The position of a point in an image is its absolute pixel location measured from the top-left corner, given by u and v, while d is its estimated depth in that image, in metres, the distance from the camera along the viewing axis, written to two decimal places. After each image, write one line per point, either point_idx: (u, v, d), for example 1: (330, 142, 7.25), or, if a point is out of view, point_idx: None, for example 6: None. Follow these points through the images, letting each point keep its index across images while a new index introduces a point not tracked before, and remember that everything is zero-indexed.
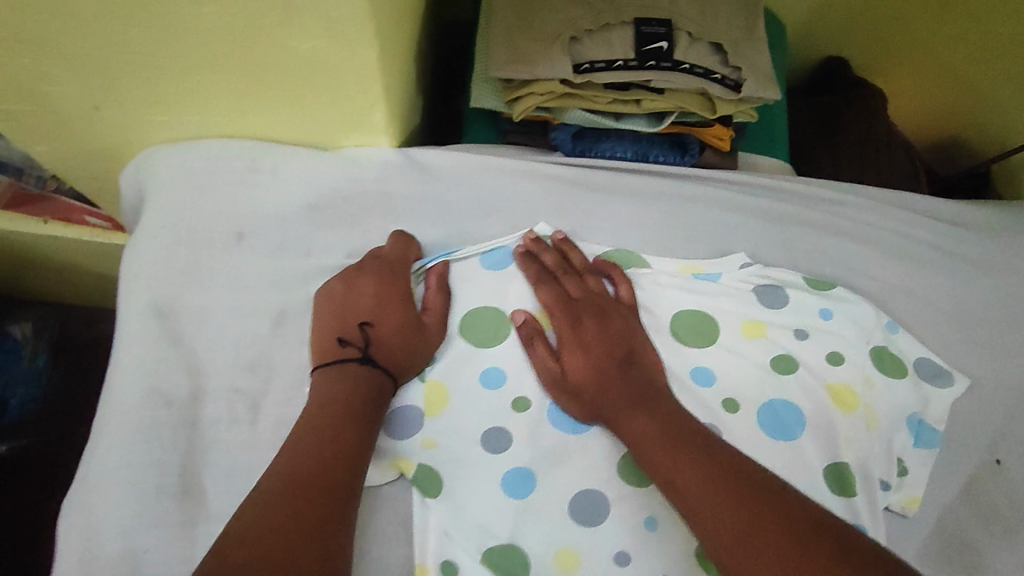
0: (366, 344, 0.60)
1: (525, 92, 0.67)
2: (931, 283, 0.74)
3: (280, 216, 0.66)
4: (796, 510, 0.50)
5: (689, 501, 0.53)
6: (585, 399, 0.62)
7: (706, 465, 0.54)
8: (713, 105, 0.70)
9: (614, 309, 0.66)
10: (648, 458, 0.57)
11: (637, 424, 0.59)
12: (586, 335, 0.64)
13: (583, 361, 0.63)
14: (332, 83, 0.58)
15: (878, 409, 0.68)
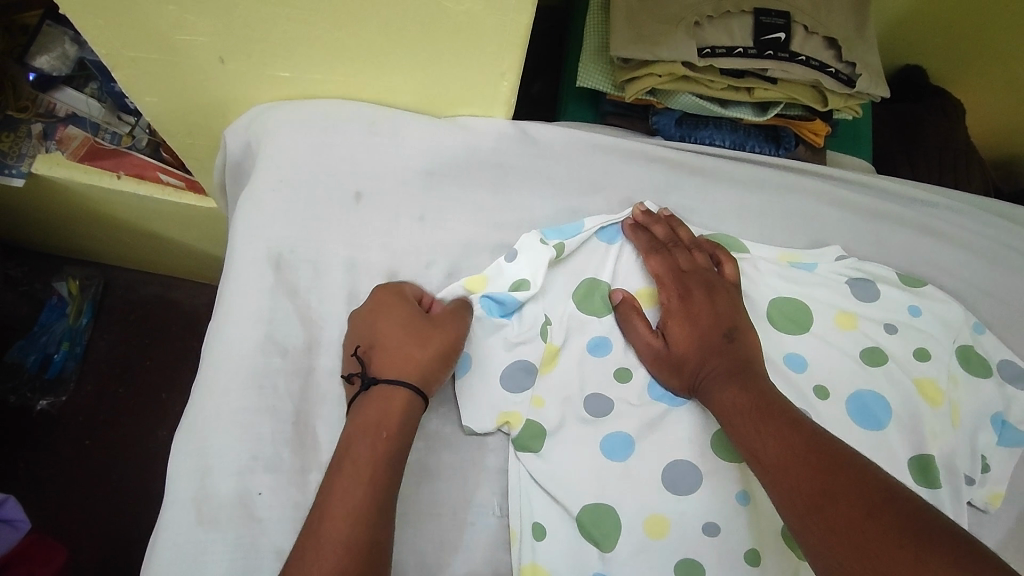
0: (366, 367, 0.57)
1: (643, 73, 0.69)
2: (1015, 286, 0.75)
3: (400, 177, 0.67)
4: (877, 487, 0.49)
5: (771, 471, 0.54)
6: (679, 369, 0.63)
7: (795, 438, 0.54)
8: (824, 97, 0.72)
9: (718, 286, 0.66)
10: (736, 427, 0.58)
11: (728, 394, 0.59)
12: (689, 307, 0.65)
13: (682, 333, 0.64)
14: (474, 46, 0.60)
15: (963, 405, 0.68)
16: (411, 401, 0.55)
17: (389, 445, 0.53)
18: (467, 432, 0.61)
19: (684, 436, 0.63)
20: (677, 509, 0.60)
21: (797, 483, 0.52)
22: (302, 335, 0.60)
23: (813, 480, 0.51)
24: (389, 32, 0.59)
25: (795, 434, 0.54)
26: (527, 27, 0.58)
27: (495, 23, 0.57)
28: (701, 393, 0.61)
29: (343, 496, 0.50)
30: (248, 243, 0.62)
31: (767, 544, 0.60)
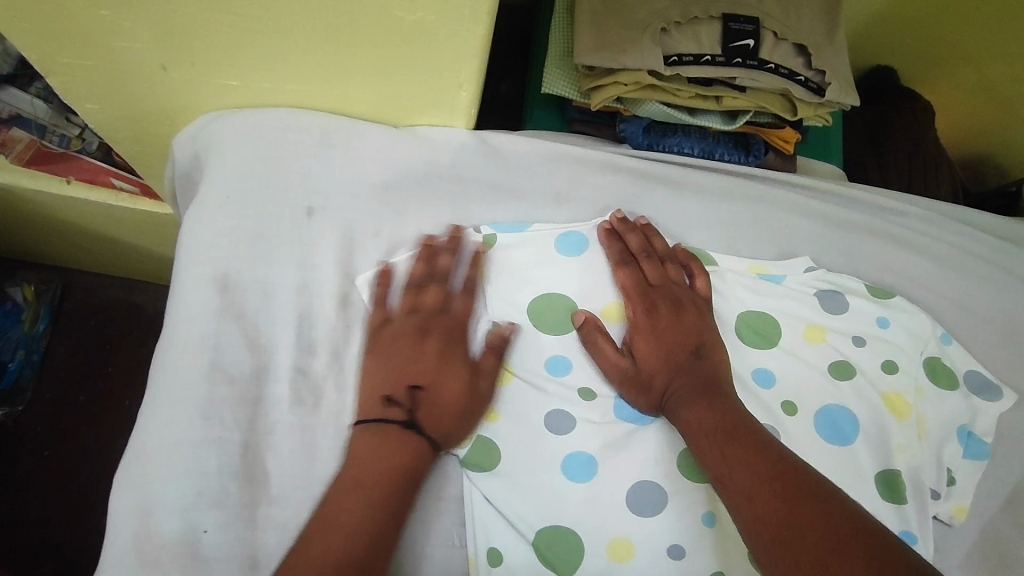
0: (411, 407, 0.56)
1: (609, 81, 0.66)
2: (981, 296, 0.74)
3: (355, 191, 0.64)
4: (847, 521, 0.48)
5: (737, 498, 0.52)
6: (643, 385, 0.61)
7: (763, 464, 0.53)
8: (793, 106, 0.70)
9: (686, 301, 0.65)
10: (701, 446, 0.56)
11: (693, 414, 0.58)
12: (656, 322, 0.63)
13: (648, 349, 0.63)
14: (428, 55, 0.57)
15: (930, 418, 0.67)
16: (426, 454, 0.55)
17: (414, 466, 0.54)
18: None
19: (650, 456, 0.61)
20: (643, 532, 0.58)
21: (763, 510, 0.50)
22: (250, 360, 0.57)
23: (781, 510, 0.50)
24: (337, 40, 0.56)
25: (763, 458, 0.53)
26: (483, 38, 0.55)
27: (448, 34, 0.55)
28: (666, 411, 0.60)
29: (385, 464, 0.53)
30: (194, 263, 0.59)
31: (733, 565, 0.59)
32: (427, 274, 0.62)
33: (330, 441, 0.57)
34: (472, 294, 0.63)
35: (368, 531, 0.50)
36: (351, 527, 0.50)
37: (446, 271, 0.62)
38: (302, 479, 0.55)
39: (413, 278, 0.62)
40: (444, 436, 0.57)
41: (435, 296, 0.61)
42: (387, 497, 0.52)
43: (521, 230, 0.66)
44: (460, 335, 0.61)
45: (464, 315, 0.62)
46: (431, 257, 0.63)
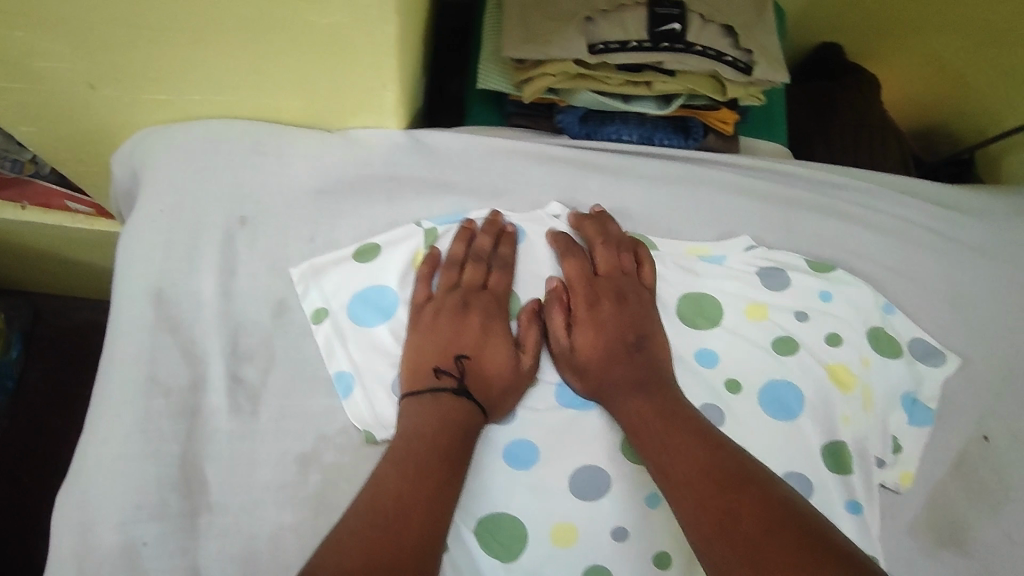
0: (461, 375, 0.59)
1: (537, 72, 0.66)
2: (926, 264, 0.73)
3: (288, 198, 0.63)
4: (783, 507, 0.49)
5: (675, 488, 0.53)
6: (584, 378, 0.62)
7: (703, 454, 0.54)
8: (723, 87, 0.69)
9: (630, 293, 0.65)
10: (642, 438, 0.57)
11: (635, 408, 0.59)
12: (600, 317, 0.64)
13: (591, 342, 0.63)
14: (345, 57, 0.57)
15: (875, 388, 0.68)
16: (476, 414, 0.57)
17: (467, 428, 0.56)
18: (366, 442, 0.59)
19: (592, 442, 0.61)
20: (586, 517, 0.59)
21: (699, 498, 0.51)
22: (186, 373, 0.58)
23: (718, 497, 0.51)
24: (255, 49, 0.57)
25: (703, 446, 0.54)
26: (395, 37, 0.55)
27: (364, 34, 0.55)
28: (607, 404, 0.61)
29: (443, 422, 0.56)
30: (128, 280, 0.60)
31: (676, 547, 0.60)
32: (469, 252, 0.64)
33: (270, 447, 0.57)
34: (508, 271, 0.63)
35: (435, 467, 0.53)
36: (425, 465, 0.53)
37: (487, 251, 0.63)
38: (242, 486, 0.56)
39: (450, 257, 0.63)
40: (507, 393, 0.59)
41: (475, 272, 0.62)
42: (449, 446, 0.54)
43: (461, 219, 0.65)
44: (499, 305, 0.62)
45: (504, 290, 0.63)
46: (471, 239, 0.64)
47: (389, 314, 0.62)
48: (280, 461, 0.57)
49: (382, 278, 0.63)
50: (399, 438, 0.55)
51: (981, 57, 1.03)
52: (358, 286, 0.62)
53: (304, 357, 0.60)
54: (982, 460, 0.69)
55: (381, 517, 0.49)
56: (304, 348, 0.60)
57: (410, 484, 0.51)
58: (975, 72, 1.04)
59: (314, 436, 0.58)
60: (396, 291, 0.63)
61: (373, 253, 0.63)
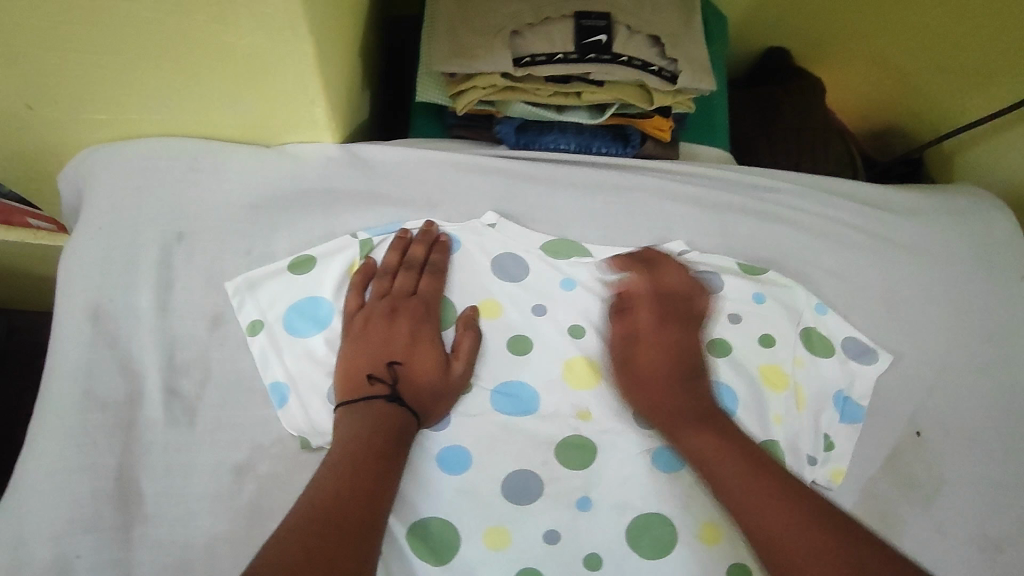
0: (393, 382, 0.60)
1: (467, 86, 0.68)
2: (860, 264, 0.75)
3: (226, 213, 0.65)
4: (821, 532, 0.54)
5: (760, 524, 0.56)
6: (651, 412, 0.65)
7: (745, 488, 0.58)
8: (650, 96, 0.70)
9: (660, 326, 0.69)
10: (711, 471, 0.60)
11: (696, 438, 0.62)
12: (628, 354, 0.68)
13: (624, 380, 0.67)
14: (269, 77, 0.59)
15: (806, 389, 0.70)
16: (409, 418, 0.59)
17: (399, 432, 0.57)
18: (302, 448, 0.60)
19: (526, 446, 0.63)
20: (519, 519, 0.61)
21: (783, 544, 0.54)
22: (123, 386, 0.59)
23: (812, 543, 0.53)
24: (182, 72, 0.57)
25: (743, 479, 0.59)
26: (313, 57, 0.56)
27: (282, 55, 0.56)
28: (670, 439, 0.64)
29: (374, 427, 0.56)
30: (66, 296, 0.61)
31: (607, 548, 0.61)
32: (403, 262, 0.65)
33: (206, 458, 0.58)
34: (439, 275, 0.65)
35: (365, 466, 0.53)
36: (356, 466, 0.53)
37: (420, 260, 0.65)
38: (177, 497, 0.57)
39: (383, 267, 0.65)
40: (438, 398, 0.61)
41: (406, 280, 0.64)
42: (382, 449, 0.55)
43: (395, 230, 0.67)
44: (429, 312, 0.63)
45: (434, 297, 0.64)
46: (405, 248, 0.65)
47: (324, 325, 0.63)
48: (215, 471, 0.58)
49: (316, 288, 0.64)
50: (334, 445, 0.56)
51: (926, 59, 1.05)
52: (292, 296, 0.64)
53: (241, 369, 0.61)
54: (915, 455, 0.70)
55: (317, 515, 0.49)
56: (241, 360, 0.62)
57: (342, 482, 0.52)
58: (920, 74, 1.07)
59: (250, 446, 0.60)
60: (331, 303, 0.64)
61: (307, 265, 0.64)
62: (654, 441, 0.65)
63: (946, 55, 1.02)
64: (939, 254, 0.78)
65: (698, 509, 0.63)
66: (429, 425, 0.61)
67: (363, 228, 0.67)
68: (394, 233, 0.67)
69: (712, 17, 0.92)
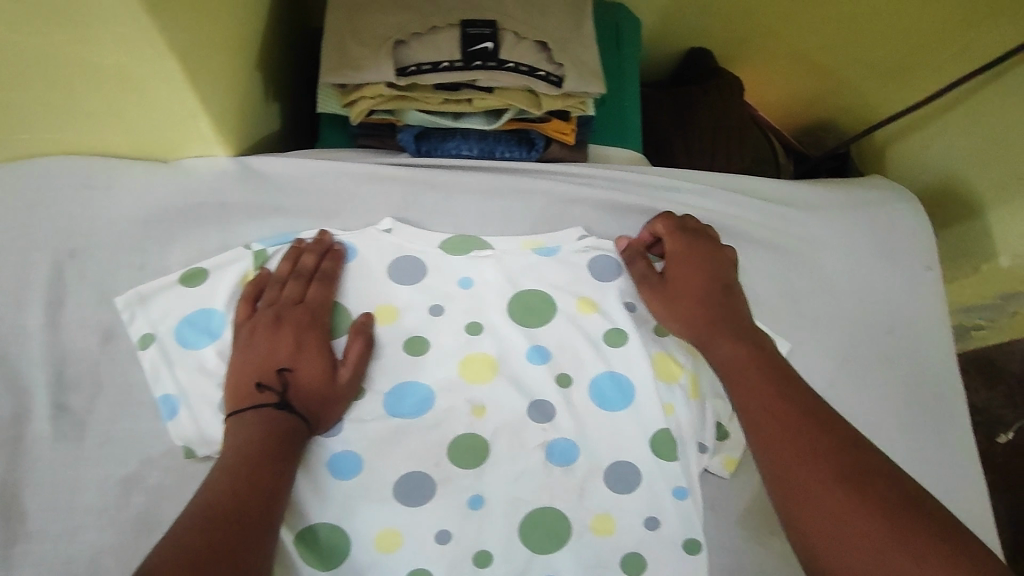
0: (282, 388, 0.60)
1: (356, 95, 0.69)
2: (758, 258, 0.77)
3: (118, 228, 0.65)
4: (826, 440, 0.55)
5: (764, 436, 0.57)
6: (686, 325, 0.67)
7: (761, 403, 0.59)
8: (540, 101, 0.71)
9: (704, 250, 0.70)
10: (741, 384, 0.62)
11: (735, 351, 0.64)
12: (671, 275, 0.69)
13: (671, 300, 0.68)
14: (144, 93, 0.58)
15: (701, 378, 0.71)
16: (298, 425, 0.59)
17: (286, 438, 0.57)
18: (187, 457, 0.61)
19: (420, 449, 0.64)
20: (411, 521, 0.62)
21: (790, 446, 0.55)
22: (9, 404, 0.59)
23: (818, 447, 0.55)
24: (58, 93, 0.56)
25: (765, 394, 0.60)
26: (181, 71, 0.56)
27: (152, 70, 0.55)
28: (707, 350, 0.66)
29: (263, 433, 0.57)
30: None
31: (497, 545, 0.63)
32: (294, 271, 0.65)
33: (93, 472, 0.59)
34: (328, 282, 0.65)
35: (255, 470, 0.54)
36: (244, 471, 0.53)
37: (311, 268, 0.65)
38: (63, 512, 0.57)
39: (273, 277, 0.65)
40: (327, 403, 0.61)
41: (295, 288, 0.64)
42: (271, 454, 0.56)
43: (289, 240, 0.68)
44: (318, 318, 0.64)
45: (322, 304, 0.64)
46: (297, 258, 0.66)
47: (216, 335, 0.64)
48: (102, 485, 0.59)
49: (208, 300, 0.65)
50: (225, 453, 0.56)
51: (846, 56, 1.07)
52: (183, 309, 0.64)
53: (131, 383, 0.62)
54: None
55: (216, 519, 0.49)
56: (132, 374, 0.62)
57: (232, 484, 0.52)
58: (845, 71, 1.10)
59: (139, 459, 0.60)
60: (223, 313, 0.65)
61: (199, 277, 0.65)
62: (549, 434, 0.66)
63: (868, 54, 1.05)
64: (839, 249, 0.80)
65: (589, 502, 0.65)
66: (320, 431, 0.62)
67: (257, 239, 0.68)
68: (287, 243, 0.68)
69: (625, 19, 0.92)
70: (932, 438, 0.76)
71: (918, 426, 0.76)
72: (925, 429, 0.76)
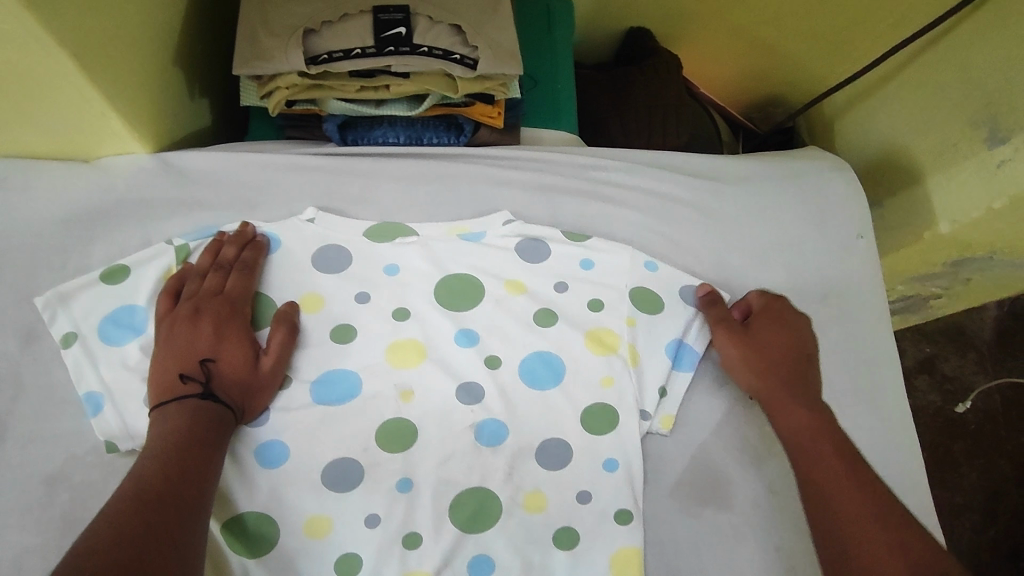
0: (207, 379, 0.60)
1: (271, 86, 0.69)
2: (688, 231, 0.78)
3: (37, 229, 0.65)
4: (881, 529, 0.56)
5: (839, 517, 0.58)
6: (755, 386, 0.69)
7: (834, 483, 0.60)
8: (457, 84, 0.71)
9: (785, 314, 0.72)
10: (810, 458, 0.62)
11: (797, 414, 0.66)
12: (752, 333, 0.71)
13: (738, 362, 0.70)
14: (45, 92, 0.58)
15: (641, 345, 0.71)
16: (224, 414, 0.59)
17: (212, 426, 0.58)
18: (109, 451, 0.61)
19: (347, 433, 0.65)
20: (339, 506, 0.62)
21: (849, 537, 0.56)
22: None
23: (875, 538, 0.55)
24: None
25: (831, 473, 0.61)
26: (76, 69, 0.57)
27: (45, 67, 0.55)
28: (771, 409, 0.68)
29: (191, 422, 0.57)
30: None
31: (426, 527, 0.63)
32: (215, 264, 0.66)
33: (16, 473, 0.59)
34: (250, 272, 0.66)
35: (183, 455, 0.54)
36: (171, 459, 0.53)
37: (232, 259, 0.66)
38: None
39: (195, 270, 0.65)
40: (252, 391, 0.62)
41: (217, 280, 0.64)
42: (198, 442, 0.56)
43: (211, 234, 0.68)
44: (240, 309, 0.64)
45: (242, 295, 0.65)
46: (218, 250, 0.66)
47: (139, 331, 0.64)
48: (25, 484, 0.59)
49: (130, 296, 0.65)
50: (150, 444, 0.55)
51: (783, 30, 1.08)
52: (105, 306, 0.64)
53: (55, 383, 0.62)
54: (747, 417, 0.72)
55: (136, 520, 0.48)
56: (55, 373, 0.63)
57: (161, 470, 0.52)
58: (783, 44, 1.10)
59: (63, 458, 0.60)
60: (145, 309, 0.65)
61: (121, 275, 0.65)
62: (478, 415, 0.67)
63: (803, 26, 1.05)
64: (771, 219, 0.80)
65: (520, 480, 0.66)
66: (246, 421, 0.62)
67: (178, 234, 0.68)
68: (209, 236, 0.68)
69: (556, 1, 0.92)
70: (877, 402, 0.75)
71: (861, 390, 0.75)
72: (868, 394, 0.75)
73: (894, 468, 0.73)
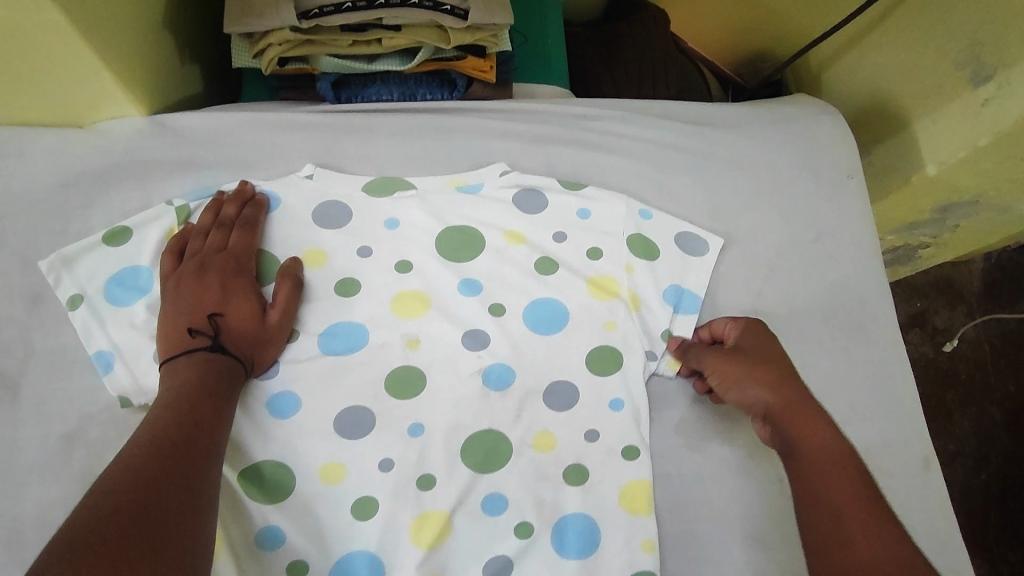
0: (214, 332, 0.60)
1: (264, 44, 0.70)
2: (683, 177, 0.79)
3: (37, 195, 0.66)
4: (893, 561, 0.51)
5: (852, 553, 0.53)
6: (755, 405, 0.64)
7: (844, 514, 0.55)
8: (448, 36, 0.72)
9: (761, 332, 0.68)
10: (814, 484, 0.58)
11: (803, 434, 0.61)
12: (738, 355, 0.67)
13: (731, 386, 0.66)
14: (38, 52, 0.58)
15: (641, 292, 0.73)
16: (233, 366, 0.60)
17: (223, 377, 0.58)
18: (123, 407, 0.62)
19: (357, 382, 0.66)
20: (353, 452, 0.64)
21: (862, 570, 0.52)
22: None
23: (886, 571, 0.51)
24: None
25: (840, 498, 0.56)
26: (70, 27, 0.56)
27: (39, 25, 0.55)
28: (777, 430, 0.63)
29: (201, 372, 0.58)
30: None
31: (438, 469, 0.64)
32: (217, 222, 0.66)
33: (32, 431, 0.60)
34: (252, 229, 0.66)
35: (194, 406, 0.55)
36: (183, 407, 0.54)
37: (233, 217, 0.66)
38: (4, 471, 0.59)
39: (197, 228, 0.66)
40: (260, 344, 0.63)
41: (219, 237, 0.65)
42: (209, 392, 0.57)
43: (211, 194, 0.69)
44: (243, 265, 0.65)
45: (245, 252, 0.65)
46: (219, 209, 0.67)
47: (144, 290, 0.65)
48: (42, 442, 0.60)
49: (134, 257, 0.66)
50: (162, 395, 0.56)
51: None
52: (110, 267, 0.65)
53: (64, 344, 0.63)
54: None
55: (153, 465, 0.49)
56: (63, 335, 0.63)
57: (174, 418, 0.53)
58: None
59: (77, 415, 0.61)
60: (150, 269, 0.65)
61: (123, 236, 0.66)
62: (484, 360, 0.68)
63: None
64: (762, 163, 0.81)
65: (528, 421, 0.67)
66: (255, 372, 0.63)
67: (179, 195, 0.69)
68: (210, 196, 0.68)
69: None
70: (872, 335, 0.77)
71: (858, 325, 0.77)
72: (863, 329, 0.77)
73: (890, 398, 0.75)
